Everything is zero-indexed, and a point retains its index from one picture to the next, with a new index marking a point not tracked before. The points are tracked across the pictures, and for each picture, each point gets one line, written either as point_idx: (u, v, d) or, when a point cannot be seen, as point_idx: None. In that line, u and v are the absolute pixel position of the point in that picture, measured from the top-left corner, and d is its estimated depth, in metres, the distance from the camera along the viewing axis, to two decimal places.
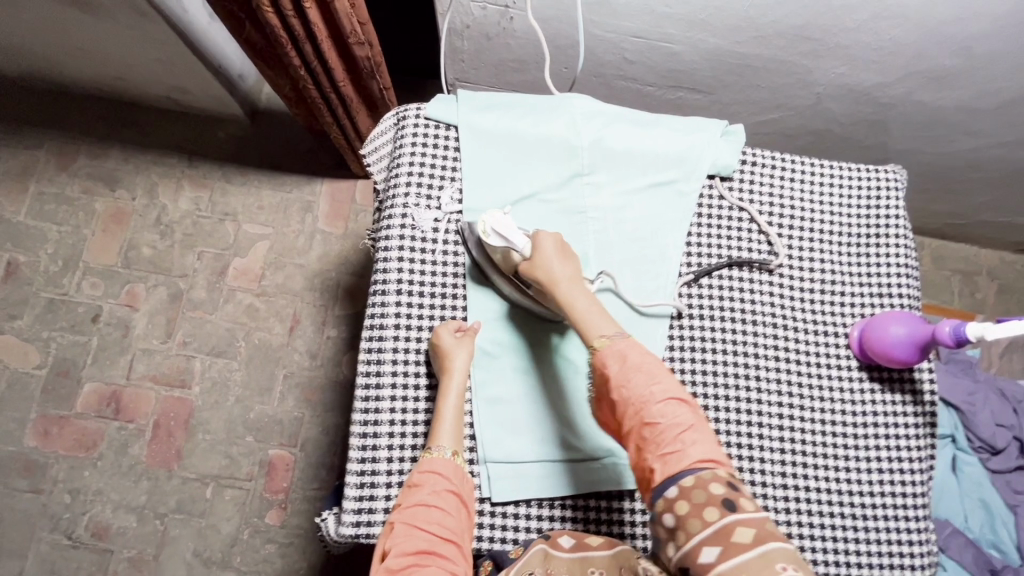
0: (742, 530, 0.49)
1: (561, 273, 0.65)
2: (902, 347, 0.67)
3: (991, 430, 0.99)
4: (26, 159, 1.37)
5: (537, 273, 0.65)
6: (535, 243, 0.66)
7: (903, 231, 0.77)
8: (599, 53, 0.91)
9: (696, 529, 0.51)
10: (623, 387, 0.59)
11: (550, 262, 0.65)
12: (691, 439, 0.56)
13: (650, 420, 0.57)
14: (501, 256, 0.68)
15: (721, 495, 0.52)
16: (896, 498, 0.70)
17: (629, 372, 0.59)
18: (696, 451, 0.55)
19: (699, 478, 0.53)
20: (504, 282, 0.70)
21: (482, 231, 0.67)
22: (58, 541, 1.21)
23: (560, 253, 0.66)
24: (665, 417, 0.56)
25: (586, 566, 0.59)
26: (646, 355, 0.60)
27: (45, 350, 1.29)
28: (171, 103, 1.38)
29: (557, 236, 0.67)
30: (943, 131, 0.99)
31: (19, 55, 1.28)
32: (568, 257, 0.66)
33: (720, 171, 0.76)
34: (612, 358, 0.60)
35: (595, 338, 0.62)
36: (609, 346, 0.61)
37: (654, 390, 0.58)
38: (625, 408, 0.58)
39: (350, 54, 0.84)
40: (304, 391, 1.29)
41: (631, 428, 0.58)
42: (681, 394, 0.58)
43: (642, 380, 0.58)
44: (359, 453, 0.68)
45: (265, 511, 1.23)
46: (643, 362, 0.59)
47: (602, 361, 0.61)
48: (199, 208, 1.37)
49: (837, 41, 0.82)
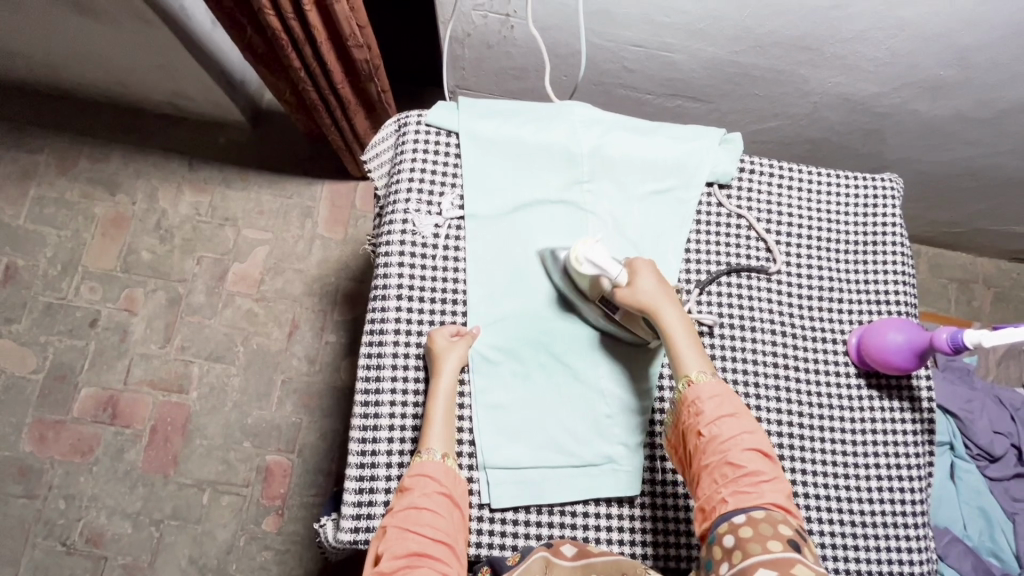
0: (803, 568, 0.51)
1: (659, 300, 0.65)
2: (899, 354, 0.67)
3: (988, 438, 0.99)
4: (26, 163, 1.38)
5: (637, 300, 0.65)
6: (634, 270, 0.67)
7: (900, 239, 0.77)
8: (598, 62, 0.92)
9: (755, 553, 0.53)
10: (712, 426, 0.60)
11: (649, 289, 0.65)
12: (769, 486, 0.57)
13: (734, 459, 0.58)
14: (589, 283, 0.67)
15: (789, 535, 0.54)
16: (896, 505, 0.70)
17: (720, 413, 0.60)
18: (772, 496, 0.57)
19: (771, 516, 0.55)
20: (592, 308, 0.69)
21: (573, 259, 0.66)
22: (52, 547, 1.20)
23: (659, 283, 0.66)
24: (750, 459, 0.58)
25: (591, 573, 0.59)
26: (738, 402, 0.62)
27: (42, 354, 1.29)
28: (173, 109, 1.39)
29: (653, 266, 0.68)
30: (938, 140, 1.00)
31: (21, 60, 1.29)
32: (667, 286, 0.66)
33: (718, 178, 0.77)
34: (708, 394, 0.61)
35: (692, 371, 0.63)
36: (707, 381, 0.62)
37: (743, 436, 0.59)
38: (707, 444, 0.60)
39: (349, 57, 0.85)
40: (302, 396, 1.28)
41: (709, 462, 0.59)
42: (766, 447, 0.60)
43: (732, 424, 0.60)
44: (357, 458, 0.68)
45: (261, 518, 1.22)
46: (734, 408, 0.61)
47: (695, 395, 0.61)
48: (199, 213, 1.37)
49: (833, 51, 0.83)
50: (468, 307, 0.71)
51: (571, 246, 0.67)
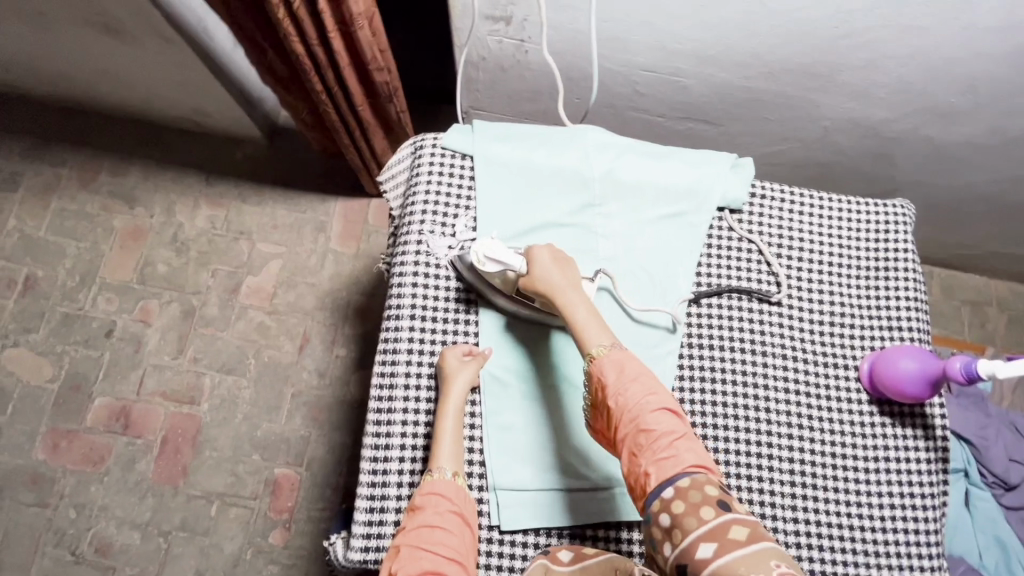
0: (737, 528, 0.51)
1: (560, 283, 0.66)
2: (913, 382, 0.67)
3: (1004, 465, 0.98)
4: (49, 176, 1.41)
5: (539, 285, 0.66)
6: (531, 257, 0.68)
7: (912, 265, 0.77)
8: (611, 85, 0.94)
9: (692, 527, 0.52)
10: (619, 395, 0.60)
11: (549, 274, 0.67)
12: (683, 445, 0.57)
13: (646, 426, 0.57)
14: (496, 278, 0.69)
15: (716, 496, 0.53)
16: (910, 535, 0.69)
17: (625, 381, 0.60)
18: (690, 457, 0.56)
19: (695, 480, 0.54)
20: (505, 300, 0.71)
21: (476, 260, 0.68)
22: (62, 556, 1.20)
23: (556, 264, 0.68)
24: (660, 424, 0.58)
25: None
26: (640, 366, 0.62)
27: (57, 364, 1.31)
28: (192, 125, 1.42)
29: (552, 249, 0.69)
30: (950, 165, 1.00)
31: (48, 77, 1.33)
32: (567, 267, 0.68)
33: (729, 204, 0.77)
34: (610, 366, 0.61)
35: (593, 347, 0.63)
36: (607, 354, 0.62)
37: (648, 399, 0.59)
38: (620, 415, 0.59)
39: (369, 80, 0.87)
40: (312, 409, 1.29)
41: (626, 434, 0.58)
42: (673, 405, 0.60)
43: (638, 389, 0.59)
44: (369, 476, 0.68)
45: (268, 531, 1.22)
46: (638, 374, 0.61)
47: (599, 372, 0.62)
48: (214, 226, 1.39)
49: (843, 78, 0.84)
50: (480, 329, 0.72)
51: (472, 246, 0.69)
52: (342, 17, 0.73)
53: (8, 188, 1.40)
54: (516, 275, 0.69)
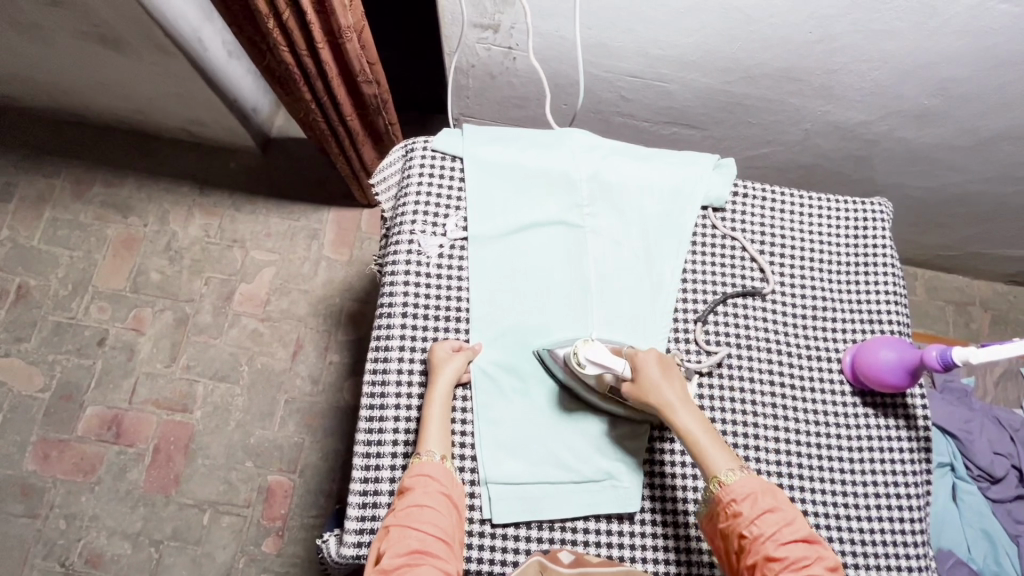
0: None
1: (673, 397, 0.65)
2: (892, 372, 0.69)
3: (989, 459, 0.99)
4: (43, 187, 1.42)
5: (650, 399, 0.65)
6: (637, 365, 0.67)
7: (891, 261, 0.79)
8: (597, 91, 0.96)
9: None
10: (753, 526, 0.59)
11: (660, 388, 0.65)
12: (812, 567, 0.57)
13: (778, 555, 0.57)
14: (595, 379, 0.68)
15: None
16: (895, 524, 0.70)
17: (759, 512, 0.59)
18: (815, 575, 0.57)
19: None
20: (605, 401, 0.70)
21: (578, 361, 0.67)
22: (51, 568, 1.19)
23: (665, 374, 0.66)
24: (791, 552, 0.57)
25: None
26: (768, 490, 0.61)
27: (48, 373, 1.30)
28: (186, 135, 1.44)
29: (658, 356, 0.68)
30: (927, 165, 1.03)
31: (43, 88, 1.34)
32: (674, 376, 0.66)
33: (712, 203, 0.79)
34: (743, 495, 0.60)
35: (720, 471, 0.61)
36: (738, 481, 0.60)
37: (784, 530, 0.58)
38: (752, 545, 0.58)
39: (358, 91, 0.89)
40: (305, 416, 1.29)
41: (756, 563, 0.58)
42: (807, 533, 0.59)
43: (772, 521, 0.58)
44: (361, 472, 0.69)
45: (261, 539, 1.22)
46: (770, 501, 0.60)
47: (730, 499, 0.60)
48: (208, 235, 1.40)
49: (821, 81, 0.87)
50: (470, 323, 0.73)
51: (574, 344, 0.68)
52: (331, 29, 0.75)
53: (2, 198, 1.41)
54: (618, 379, 0.68)
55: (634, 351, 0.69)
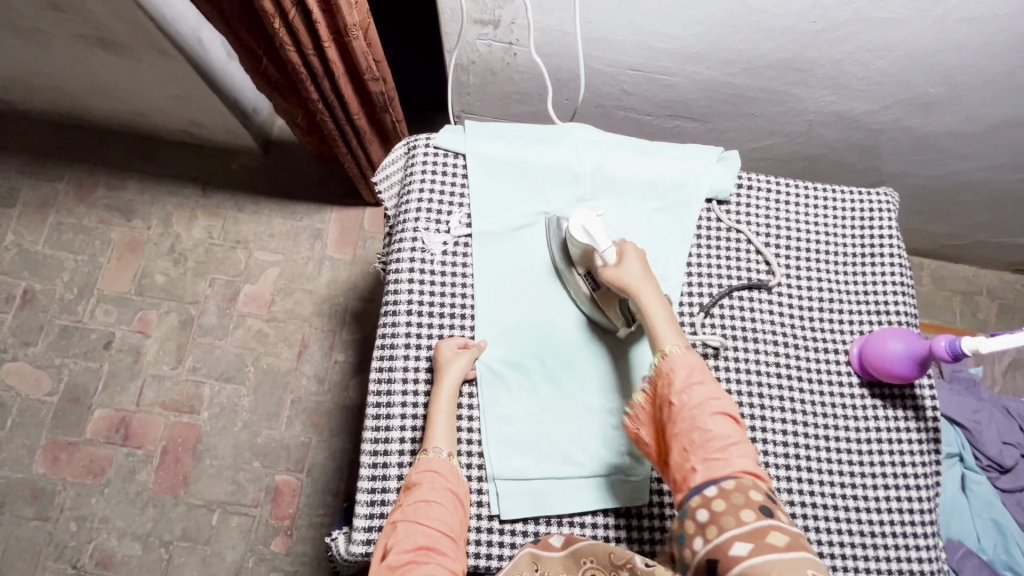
0: (776, 534, 0.52)
1: (643, 283, 0.67)
2: (901, 363, 0.68)
3: (998, 448, 0.99)
4: (46, 191, 1.42)
5: (622, 277, 0.67)
6: (623, 250, 0.69)
7: (897, 251, 0.79)
8: (599, 85, 0.96)
9: (729, 525, 0.53)
10: (682, 394, 0.60)
11: (635, 271, 0.67)
12: (737, 450, 0.58)
13: (707, 431, 0.58)
14: (579, 253, 0.71)
15: (759, 500, 0.55)
16: (904, 515, 0.70)
17: (692, 382, 0.61)
18: (741, 462, 0.57)
19: (742, 483, 0.56)
20: (579, 283, 0.72)
21: (570, 228, 0.70)
22: (63, 570, 1.20)
23: (643, 264, 0.69)
24: (716, 426, 0.59)
25: (579, 559, 0.60)
26: (706, 371, 0.63)
27: (56, 377, 1.31)
28: (187, 137, 1.44)
29: (641, 251, 0.69)
30: (932, 154, 1.02)
31: (45, 93, 1.35)
32: (650, 269, 0.69)
33: (717, 195, 0.79)
34: (681, 367, 0.62)
35: (667, 345, 0.64)
36: (681, 354, 0.63)
37: (711, 404, 0.60)
38: (680, 414, 0.60)
39: (365, 89, 0.89)
40: (311, 415, 1.30)
41: (682, 435, 0.59)
42: (735, 413, 0.61)
43: (703, 392, 0.60)
44: (369, 469, 0.69)
45: (270, 538, 1.22)
46: (706, 379, 0.62)
47: (668, 368, 0.62)
48: (212, 236, 1.41)
49: (826, 72, 0.86)
50: (475, 320, 0.73)
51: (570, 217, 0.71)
52: (337, 28, 0.75)
53: (6, 204, 1.41)
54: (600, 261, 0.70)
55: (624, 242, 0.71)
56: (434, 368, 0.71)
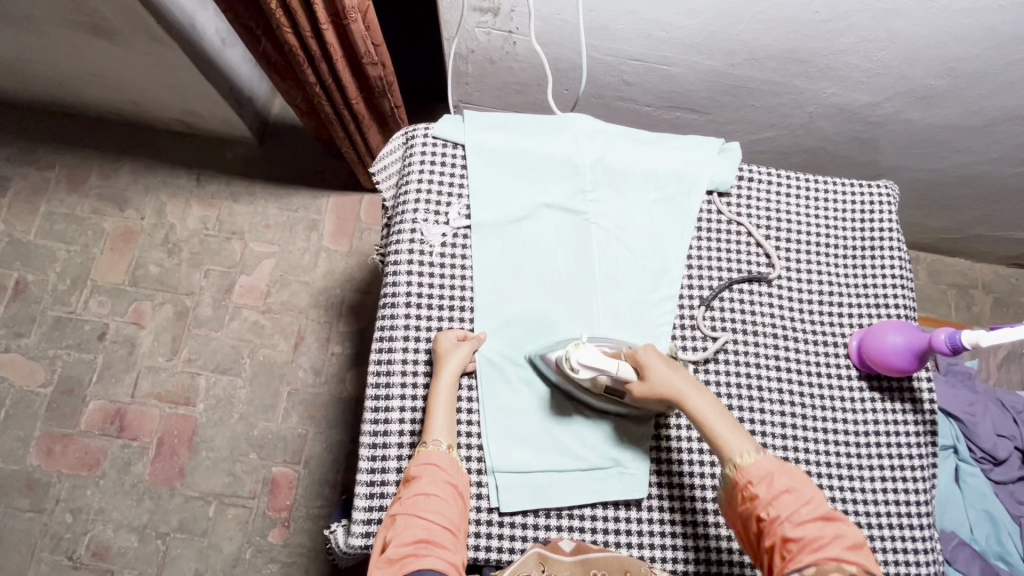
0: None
1: (681, 387, 0.64)
2: (899, 355, 0.68)
3: (992, 441, 1.00)
4: (37, 180, 1.40)
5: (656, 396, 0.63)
6: (641, 365, 0.65)
7: (897, 244, 0.79)
8: (599, 76, 0.95)
9: None
10: (770, 506, 0.57)
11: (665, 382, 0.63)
12: (825, 543, 0.54)
13: (795, 535, 0.55)
14: (589, 382, 0.66)
15: None
16: (900, 506, 0.71)
17: (777, 492, 0.57)
18: (829, 555, 0.53)
19: (826, 571, 0.52)
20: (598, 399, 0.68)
21: (570, 366, 0.65)
22: (58, 561, 1.19)
23: (668, 366, 0.65)
24: (808, 530, 0.55)
25: (589, 567, 0.62)
26: (792, 474, 0.59)
27: (49, 368, 1.30)
28: (181, 126, 1.42)
29: (657, 351, 0.66)
30: (932, 147, 1.02)
31: (35, 79, 1.32)
32: (677, 367, 0.65)
33: (717, 187, 0.78)
34: (758, 477, 0.58)
35: (737, 454, 0.60)
36: (754, 463, 0.59)
37: (801, 511, 0.56)
38: (769, 527, 0.56)
39: (363, 73, 0.88)
40: (308, 407, 1.29)
41: (771, 544, 0.56)
42: (827, 511, 0.57)
43: (791, 500, 0.56)
44: (368, 463, 0.69)
45: (267, 530, 1.22)
46: (793, 483, 0.58)
47: (746, 480, 0.59)
48: (206, 227, 1.39)
49: (827, 63, 0.86)
50: (474, 312, 0.73)
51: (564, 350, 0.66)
52: (335, 10, 0.73)
53: None
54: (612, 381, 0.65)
55: (632, 351, 0.67)
56: (432, 361, 0.70)
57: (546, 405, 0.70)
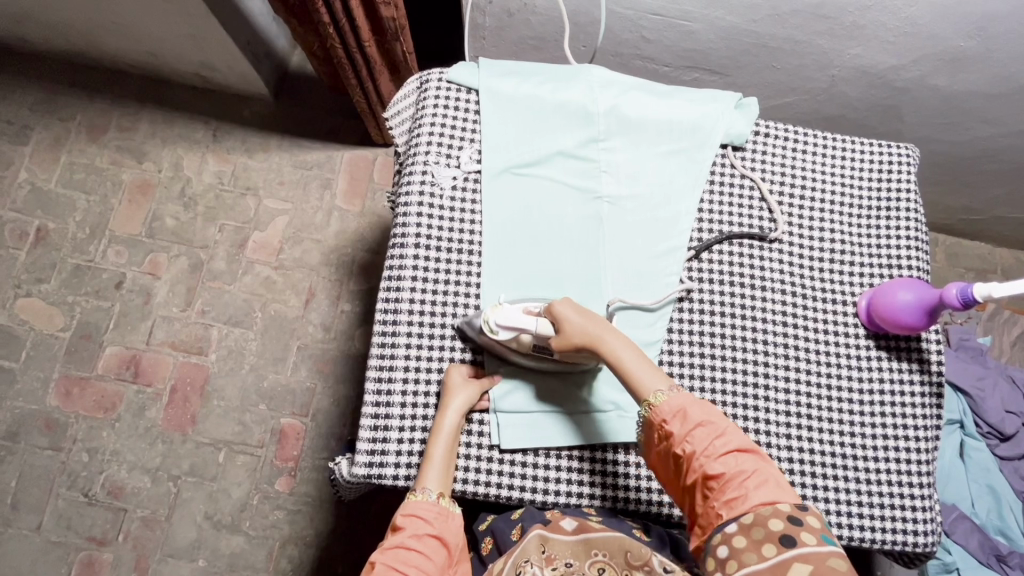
0: (799, 566, 0.50)
1: (596, 332, 0.65)
2: (909, 312, 0.68)
3: (999, 417, 0.99)
4: (58, 130, 1.42)
5: (574, 342, 0.64)
6: (556, 316, 0.66)
7: (914, 205, 0.77)
8: (617, 31, 0.94)
9: (751, 564, 0.52)
10: (684, 438, 0.59)
11: (580, 328, 0.65)
12: (751, 483, 0.56)
13: (712, 470, 0.57)
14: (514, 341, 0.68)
15: (780, 532, 0.52)
16: (901, 464, 0.70)
17: (689, 423, 0.59)
18: (757, 495, 0.55)
19: (760, 518, 0.53)
20: (522, 357, 0.69)
21: (488, 329, 0.67)
22: (75, 498, 1.24)
23: (581, 312, 0.66)
24: (725, 465, 0.57)
25: (589, 548, 0.61)
26: (701, 403, 0.61)
27: (69, 314, 1.33)
28: (199, 80, 1.43)
29: (573, 301, 0.67)
30: (958, 117, 0.99)
31: (57, 29, 1.34)
32: (590, 313, 0.67)
33: (732, 140, 0.78)
34: (670, 412, 0.60)
35: (651, 394, 0.62)
36: (667, 400, 0.61)
37: (716, 443, 0.58)
38: (688, 461, 0.58)
39: (375, 12, 0.88)
40: (317, 362, 1.31)
41: (692, 477, 0.58)
42: (742, 441, 0.58)
43: (702, 430, 0.58)
44: (373, 396, 0.70)
45: (274, 478, 1.25)
46: (703, 412, 0.60)
47: (659, 417, 0.61)
48: (222, 181, 1.41)
49: (853, 20, 0.84)
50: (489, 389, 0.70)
51: (483, 313, 0.68)
52: None
53: (19, 140, 1.41)
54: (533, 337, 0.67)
55: (551, 303, 0.68)
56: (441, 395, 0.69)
57: (490, 234, 0.73)
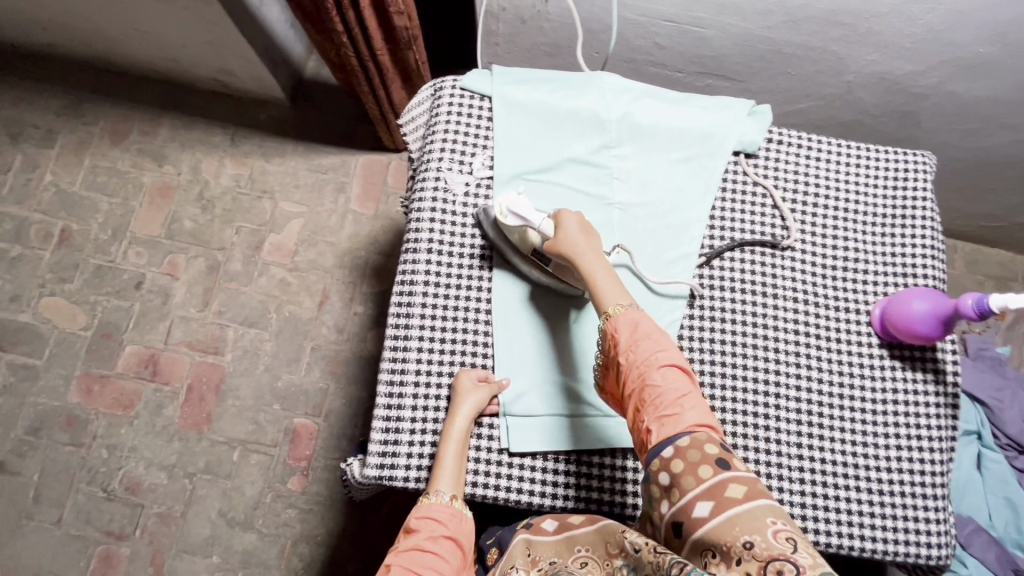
0: (734, 486, 0.53)
1: (583, 247, 0.67)
2: (924, 322, 0.67)
3: (1018, 427, 0.98)
4: (82, 133, 1.46)
5: (562, 248, 0.67)
6: (559, 222, 0.68)
7: (930, 213, 0.77)
8: (630, 37, 0.94)
9: (689, 483, 0.54)
10: (631, 353, 0.61)
11: (573, 239, 0.67)
12: (688, 404, 0.58)
13: (653, 386, 0.59)
14: (517, 235, 0.71)
15: (714, 454, 0.55)
16: (914, 476, 0.70)
17: (638, 341, 0.61)
18: (693, 416, 0.58)
19: (696, 438, 0.56)
20: (522, 261, 0.72)
21: (499, 212, 0.70)
22: (94, 493, 1.27)
23: (582, 229, 0.68)
24: (666, 383, 0.59)
25: (573, 545, 0.63)
26: (655, 325, 0.63)
27: (90, 313, 1.37)
28: (218, 85, 1.46)
29: (581, 216, 0.69)
30: (977, 124, 0.98)
31: (82, 35, 1.37)
32: (591, 233, 0.68)
33: (744, 147, 0.78)
34: (625, 325, 0.62)
35: (610, 306, 0.64)
36: (623, 314, 0.63)
37: (658, 358, 0.60)
38: (631, 376, 0.60)
39: (390, 24, 0.90)
40: (330, 363, 1.33)
41: (633, 392, 0.60)
42: (683, 365, 0.61)
43: (650, 348, 0.61)
44: (385, 399, 0.71)
45: (287, 477, 1.27)
46: (652, 332, 0.62)
47: (613, 328, 0.63)
48: (239, 185, 1.43)
49: (868, 26, 0.83)
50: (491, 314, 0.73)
51: (497, 199, 0.71)
52: None
53: (45, 144, 1.46)
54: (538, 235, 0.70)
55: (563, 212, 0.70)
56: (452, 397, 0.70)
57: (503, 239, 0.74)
